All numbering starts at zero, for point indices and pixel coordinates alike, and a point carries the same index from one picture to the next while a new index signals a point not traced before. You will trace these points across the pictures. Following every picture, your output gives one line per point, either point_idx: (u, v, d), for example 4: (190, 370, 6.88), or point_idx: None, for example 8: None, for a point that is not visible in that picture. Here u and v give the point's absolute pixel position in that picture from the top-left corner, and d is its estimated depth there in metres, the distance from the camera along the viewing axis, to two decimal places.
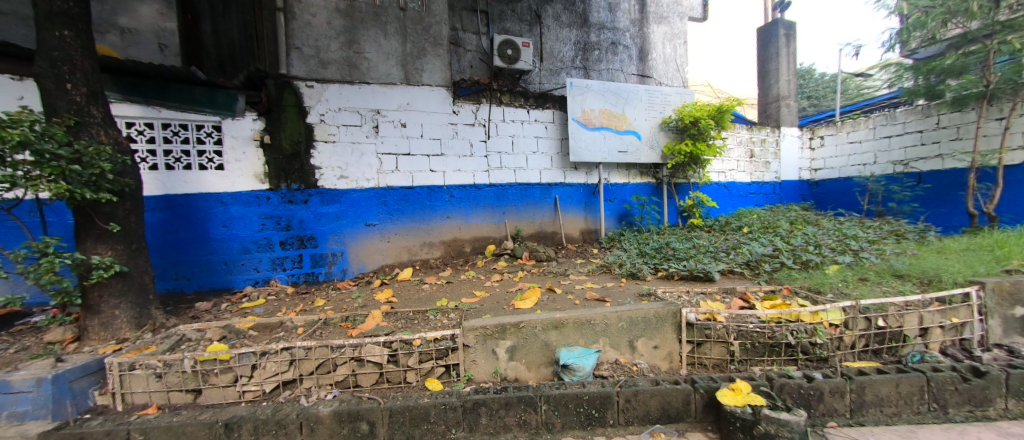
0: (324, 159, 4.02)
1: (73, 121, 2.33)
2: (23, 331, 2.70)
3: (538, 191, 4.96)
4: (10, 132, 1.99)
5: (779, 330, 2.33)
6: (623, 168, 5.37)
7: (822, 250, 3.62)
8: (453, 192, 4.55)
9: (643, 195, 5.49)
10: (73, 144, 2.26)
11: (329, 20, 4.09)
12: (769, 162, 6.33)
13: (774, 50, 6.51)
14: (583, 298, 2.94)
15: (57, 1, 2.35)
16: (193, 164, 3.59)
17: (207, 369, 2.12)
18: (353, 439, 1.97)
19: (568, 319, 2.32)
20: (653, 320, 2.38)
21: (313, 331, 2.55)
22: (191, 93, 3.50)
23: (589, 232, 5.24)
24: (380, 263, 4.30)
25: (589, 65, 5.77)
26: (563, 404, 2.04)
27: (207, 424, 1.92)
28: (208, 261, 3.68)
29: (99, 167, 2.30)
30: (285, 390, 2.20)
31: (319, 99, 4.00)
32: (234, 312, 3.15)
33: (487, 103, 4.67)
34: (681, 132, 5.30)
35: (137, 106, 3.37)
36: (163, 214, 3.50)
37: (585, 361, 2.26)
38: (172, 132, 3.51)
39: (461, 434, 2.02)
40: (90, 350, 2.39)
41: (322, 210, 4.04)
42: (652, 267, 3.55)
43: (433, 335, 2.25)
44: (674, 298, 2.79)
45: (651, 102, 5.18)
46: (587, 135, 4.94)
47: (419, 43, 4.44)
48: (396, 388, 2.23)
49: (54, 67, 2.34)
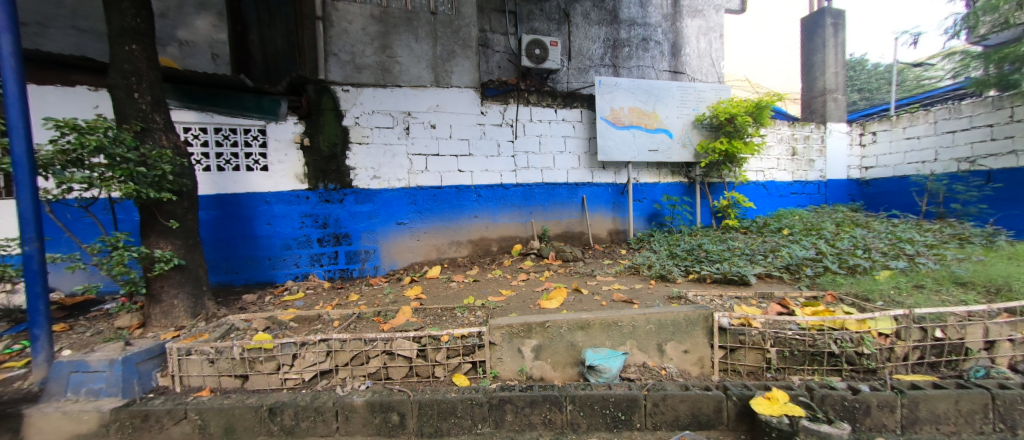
0: (358, 160, 4.19)
1: (140, 127, 2.58)
2: (98, 317, 3.00)
3: (565, 191, 4.94)
4: (88, 138, 2.23)
5: (821, 338, 2.21)
6: (653, 167, 5.24)
7: (871, 254, 3.39)
8: (481, 192, 4.62)
9: (675, 195, 5.33)
10: (139, 148, 2.49)
11: (364, 27, 4.27)
12: (813, 160, 5.98)
13: (820, 41, 6.14)
14: (611, 299, 2.92)
15: (127, 19, 2.60)
16: (241, 165, 3.86)
17: (254, 356, 2.28)
18: (385, 429, 2.06)
19: (594, 320, 2.31)
20: (683, 323, 2.33)
21: (348, 324, 2.68)
22: (240, 99, 3.75)
23: (618, 233, 5.16)
24: (411, 260, 4.44)
25: (619, 63, 5.68)
26: (589, 406, 2.04)
27: (254, 408, 2.06)
28: (254, 256, 3.94)
29: (161, 169, 2.53)
30: (322, 379, 2.32)
31: (354, 103, 4.18)
32: (276, 304, 3.35)
33: (515, 104, 4.70)
34: (716, 129, 5.11)
35: (193, 113, 3.66)
36: (215, 212, 3.79)
37: (612, 364, 2.21)
38: (223, 136, 3.78)
39: (487, 430, 2.06)
40: (153, 335, 2.63)
41: (356, 209, 4.22)
42: (683, 269, 3.46)
43: (461, 332, 2.30)
44: (706, 301, 2.70)
45: (684, 99, 5.03)
46: (616, 134, 4.87)
47: (449, 46, 4.53)
48: (425, 382, 2.29)
49: (125, 78, 2.59)
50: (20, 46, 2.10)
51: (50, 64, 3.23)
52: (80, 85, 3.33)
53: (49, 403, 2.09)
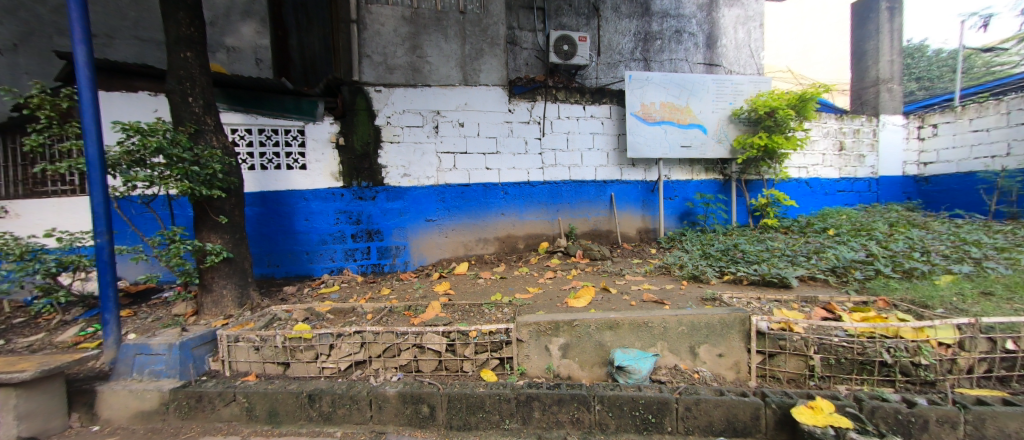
0: (390, 158, 4.32)
1: (193, 129, 2.77)
2: (158, 304, 3.27)
3: (593, 188, 4.87)
4: (150, 139, 2.43)
5: (871, 346, 2.07)
6: (686, 164, 5.07)
7: (930, 258, 3.13)
8: (508, 190, 4.64)
9: (709, 193, 5.14)
10: (193, 148, 2.68)
11: (396, 28, 4.39)
12: (864, 155, 5.59)
13: (873, 27, 5.72)
14: (640, 299, 2.85)
15: (182, 28, 2.79)
16: (282, 164, 4.06)
17: (294, 345, 2.41)
18: (416, 420, 2.12)
19: (623, 319, 2.28)
20: (718, 326, 2.25)
21: (380, 317, 2.77)
22: (281, 101, 3.96)
23: (647, 232, 5.04)
24: (439, 257, 4.53)
25: (651, 57, 5.52)
26: (617, 406, 2.01)
27: (295, 394, 2.17)
28: (294, 250, 4.14)
29: (212, 168, 2.71)
30: (357, 369, 2.42)
31: (386, 103, 4.30)
32: (314, 296, 3.53)
33: (543, 101, 4.68)
34: (755, 124, 4.87)
35: (239, 115, 3.89)
36: (259, 208, 4.02)
37: (642, 365, 2.16)
38: (266, 136, 4.00)
39: (515, 426, 2.07)
40: (205, 322, 2.83)
41: (388, 206, 4.35)
42: (718, 269, 3.34)
43: (489, 328, 2.34)
44: (743, 304, 2.59)
45: (720, 93, 4.82)
46: (647, 130, 4.74)
47: (477, 45, 4.57)
48: (454, 376, 2.34)
49: (180, 84, 2.79)
50: (93, 58, 2.31)
51: (117, 72, 3.53)
52: (141, 91, 3.62)
53: (118, 381, 2.30)
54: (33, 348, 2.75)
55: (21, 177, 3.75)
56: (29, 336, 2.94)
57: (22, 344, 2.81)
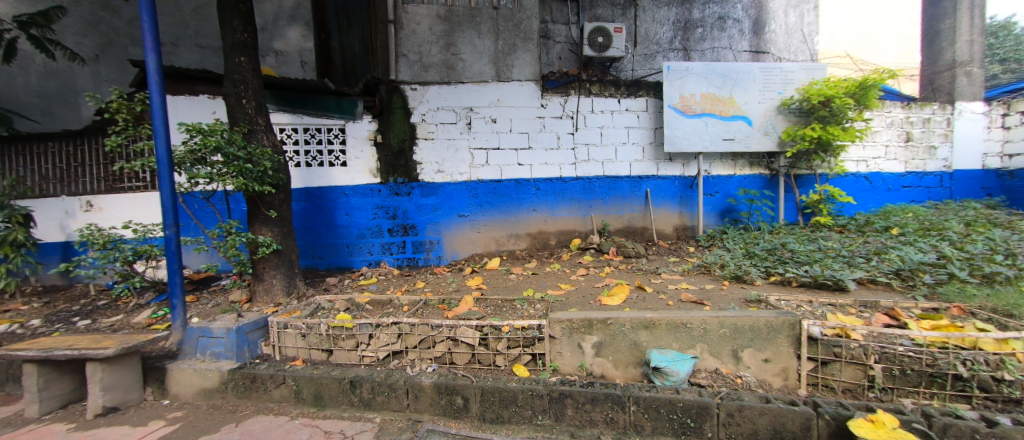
0: (424, 155, 4.42)
1: (246, 129, 2.97)
2: (217, 291, 3.56)
3: (628, 184, 4.74)
4: (210, 139, 2.62)
5: (943, 358, 1.88)
6: (728, 158, 4.82)
7: (1016, 262, 2.79)
8: (540, 186, 4.62)
9: (754, 188, 4.85)
10: (247, 147, 2.86)
11: (431, 26, 4.47)
12: (935, 147, 5.06)
13: (950, 4, 5.22)
14: (678, 299, 2.75)
15: (236, 34, 2.98)
16: (325, 161, 4.27)
17: (337, 334, 2.54)
18: (450, 411, 2.17)
19: (660, 319, 2.21)
20: (764, 330, 2.13)
21: (416, 310, 2.85)
22: (324, 101, 4.15)
23: (685, 229, 4.85)
24: (471, 252, 4.59)
25: (691, 46, 5.27)
26: (653, 409, 1.96)
27: (338, 380, 2.28)
28: (335, 244, 4.35)
29: (264, 166, 2.89)
30: (394, 359, 2.51)
31: (421, 100, 4.41)
32: (354, 288, 3.69)
33: (576, 95, 4.60)
34: (807, 114, 4.53)
35: (287, 115, 4.13)
36: (304, 203, 4.27)
37: (681, 367, 2.09)
38: (310, 135, 4.21)
39: (547, 422, 2.07)
40: (257, 309, 3.05)
41: (422, 201, 4.46)
42: (763, 270, 3.16)
43: (521, 323, 2.34)
44: (792, 308, 2.43)
45: (767, 82, 4.53)
46: (686, 123, 4.55)
47: (510, 40, 4.56)
48: (487, 370, 2.37)
49: (235, 87, 2.99)
50: (162, 64, 2.51)
51: (182, 78, 3.85)
52: (202, 94, 3.91)
53: (185, 360, 2.52)
54: (115, 327, 3.08)
55: (103, 174, 4.18)
56: (112, 317, 3.30)
57: (106, 323, 3.16)
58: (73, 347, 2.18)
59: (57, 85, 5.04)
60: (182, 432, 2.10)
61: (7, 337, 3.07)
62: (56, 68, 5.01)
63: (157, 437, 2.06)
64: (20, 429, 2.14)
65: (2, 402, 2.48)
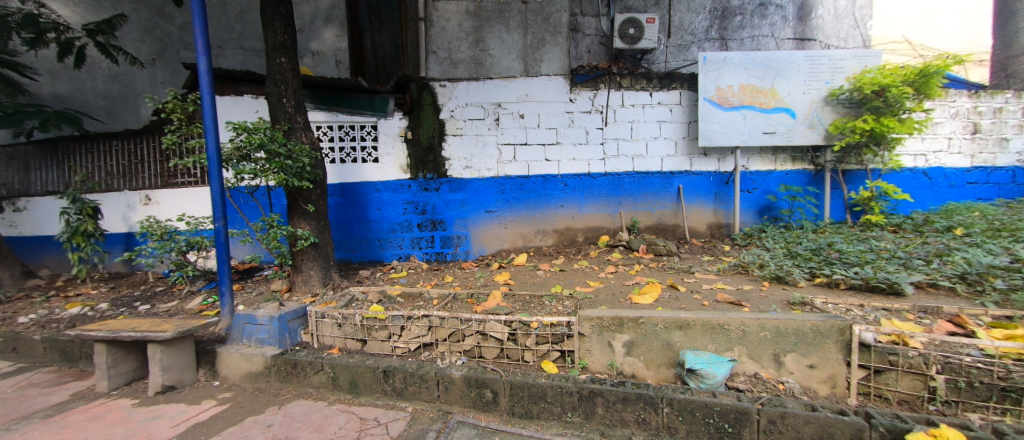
0: (453, 151, 4.48)
1: (286, 127, 3.11)
2: (260, 281, 3.77)
3: (659, 180, 4.60)
4: (254, 136, 2.76)
5: (1019, 371, 1.72)
6: (768, 153, 4.57)
7: None
8: (568, 181, 4.56)
9: (796, 185, 4.58)
10: (287, 144, 3.00)
11: (460, 23, 4.51)
12: (1008, 139, 4.58)
13: None
14: (714, 300, 2.65)
15: (278, 36, 3.11)
16: (358, 158, 4.41)
17: (371, 324, 2.62)
18: (480, 404, 2.19)
19: (695, 320, 2.14)
20: (809, 334, 2.02)
21: (445, 303, 2.90)
22: (358, 99, 4.29)
23: (719, 227, 4.65)
24: (498, 247, 4.61)
25: (728, 35, 4.98)
26: (688, 411, 1.90)
27: (372, 369, 2.36)
28: (368, 237, 4.50)
29: (303, 162, 3.02)
30: (425, 351, 2.56)
31: (450, 97, 4.47)
32: (385, 280, 3.80)
33: (606, 88, 4.50)
34: (857, 105, 4.22)
35: (323, 113, 4.30)
36: (339, 198, 4.44)
37: (717, 370, 2.00)
38: (345, 132, 4.36)
39: (577, 420, 2.06)
40: (297, 298, 3.20)
41: (450, 197, 4.52)
42: (807, 271, 2.99)
43: (550, 320, 2.33)
44: (840, 312, 2.29)
45: (814, 72, 4.25)
46: (723, 116, 4.35)
47: (539, 34, 4.52)
48: (515, 365, 2.38)
49: (277, 86, 3.13)
50: (212, 66, 2.67)
51: (228, 79, 4.07)
52: (246, 94, 4.13)
53: (232, 345, 2.68)
54: (171, 312, 3.33)
55: (160, 170, 4.50)
56: (168, 302, 3.57)
57: (163, 308, 3.42)
58: (137, 330, 2.37)
59: (120, 87, 5.48)
60: (230, 412, 2.24)
61: (80, 318, 3.39)
62: (119, 72, 5.44)
63: (209, 415, 2.20)
64: (92, 403, 2.35)
65: (77, 377, 2.74)
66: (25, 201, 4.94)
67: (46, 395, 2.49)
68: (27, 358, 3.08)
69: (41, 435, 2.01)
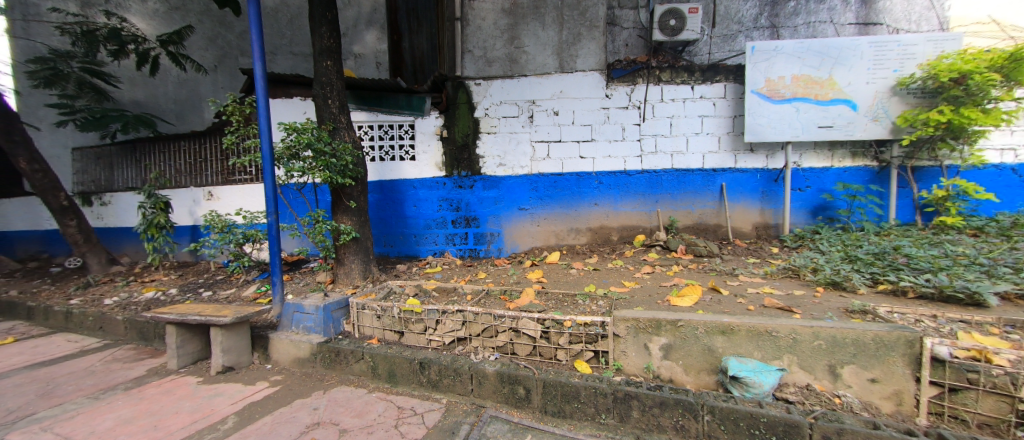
0: (487, 149, 4.53)
1: (331, 127, 3.27)
2: (307, 272, 4.01)
3: (700, 178, 4.40)
4: (303, 136, 2.93)
5: None
6: (824, 149, 4.23)
7: None
8: (603, 179, 4.47)
9: (856, 183, 4.21)
10: (332, 143, 3.15)
11: (496, 21, 4.56)
12: None
13: None
14: (760, 305, 2.50)
15: (324, 40, 3.26)
16: (397, 156, 4.57)
17: (408, 317, 2.71)
18: (513, 400, 2.20)
19: (739, 325, 2.03)
20: (871, 345, 1.86)
21: (479, 299, 2.94)
22: (396, 99, 4.42)
23: (766, 228, 4.39)
24: (531, 245, 4.60)
25: (780, 22, 4.57)
26: (731, 421, 1.81)
27: (409, 360, 2.44)
28: (405, 233, 4.64)
29: (346, 160, 3.17)
30: (458, 345, 2.61)
31: (485, 95, 4.51)
32: (421, 275, 3.91)
33: (644, 83, 4.37)
34: (932, 95, 3.80)
35: (364, 113, 4.48)
36: (378, 195, 4.62)
37: (764, 379, 1.89)
38: (384, 131, 4.54)
39: (611, 422, 2.02)
40: (340, 289, 3.37)
41: (484, 194, 4.56)
42: (868, 277, 2.75)
43: (584, 320, 2.28)
44: (908, 323, 2.09)
45: (878, 59, 3.89)
46: (772, 109, 4.09)
47: (575, 29, 4.46)
48: (548, 363, 2.36)
49: (323, 89, 3.29)
50: (267, 70, 2.84)
51: (280, 82, 4.35)
52: (296, 96, 4.38)
53: (283, 331, 2.86)
54: (229, 299, 3.63)
55: (220, 168, 4.88)
56: (227, 290, 3.88)
57: (223, 295, 3.73)
58: (202, 314, 2.59)
59: (187, 92, 6.02)
60: (281, 393, 2.39)
61: (154, 302, 3.76)
62: (187, 78, 5.98)
63: (263, 395, 2.37)
64: (165, 378, 2.60)
65: (152, 354, 3.04)
66: (110, 195, 5.53)
67: (128, 368, 2.79)
68: (111, 335, 3.45)
69: (124, 405, 2.26)
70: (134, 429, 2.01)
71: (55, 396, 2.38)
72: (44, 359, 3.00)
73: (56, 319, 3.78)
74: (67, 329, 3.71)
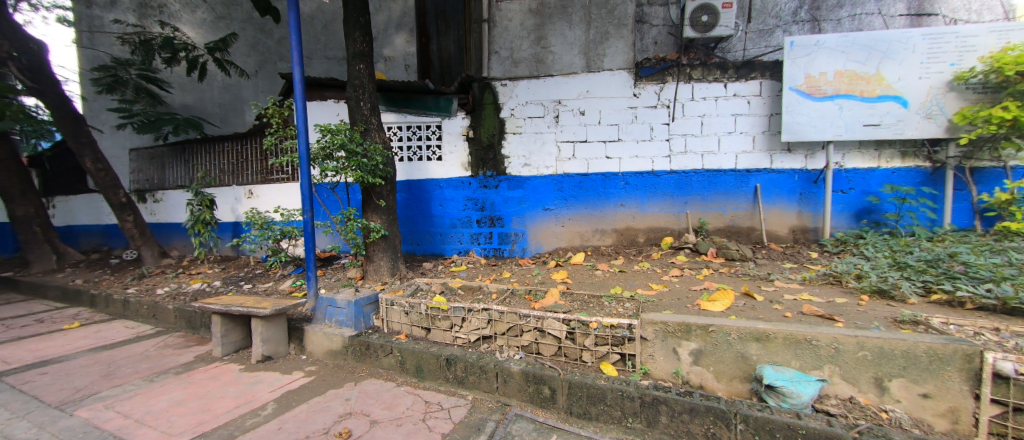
0: (512, 149, 4.55)
1: (363, 128, 3.37)
2: (338, 268, 4.17)
3: (732, 179, 4.25)
4: (337, 137, 3.04)
5: None
6: (869, 149, 3.99)
7: None
8: (629, 179, 4.39)
9: (906, 185, 3.94)
10: (364, 144, 3.25)
11: (523, 21, 4.59)
12: None
13: None
14: (798, 312, 2.39)
15: (357, 44, 3.38)
16: (424, 156, 4.67)
17: (435, 314, 2.76)
18: (538, 399, 2.21)
19: (775, 332, 1.95)
20: (923, 358, 1.75)
21: (504, 298, 2.96)
22: (424, 101, 4.52)
23: (804, 231, 4.18)
24: (555, 246, 4.58)
25: (822, 15, 4.34)
26: (766, 431, 1.74)
27: (435, 356, 2.48)
28: (431, 232, 4.73)
29: (376, 160, 3.27)
30: (484, 343, 2.63)
31: (511, 96, 4.53)
32: (447, 273, 3.97)
33: (674, 81, 4.26)
34: (994, 90, 3.50)
35: (394, 114, 4.60)
36: (406, 194, 4.73)
37: (803, 389, 1.80)
38: (412, 132, 4.64)
39: (638, 426, 1.98)
40: (369, 285, 3.48)
41: (509, 194, 4.59)
42: (919, 286, 2.58)
43: (611, 321, 2.26)
44: (965, 336, 1.94)
45: (932, 53, 3.63)
46: (813, 107, 3.89)
47: (603, 28, 4.41)
48: (573, 364, 2.35)
49: (355, 91, 3.41)
50: (304, 74, 2.97)
51: (316, 85, 4.54)
52: (330, 99, 4.56)
53: (316, 324, 2.98)
54: (268, 291, 3.83)
55: (260, 168, 5.14)
56: (266, 283, 4.09)
57: (262, 288, 3.93)
58: (244, 305, 2.74)
59: (230, 96, 6.41)
60: (316, 383, 2.50)
61: (200, 293, 4.02)
62: (231, 83, 6.37)
63: (299, 384, 2.48)
64: (211, 364, 2.78)
65: (199, 342, 3.24)
66: (162, 193, 5.93)
67: (178, 354, 2.99)
68: (163, 323, 3.71)
69: (175, 388, 2.42)
70: (184, 410, 2.15)
71: (116, 378, 2.58)
72: (105, 343, 3.26)
73: (115, 307, 4.09)
74: (124, 316, 4.01)
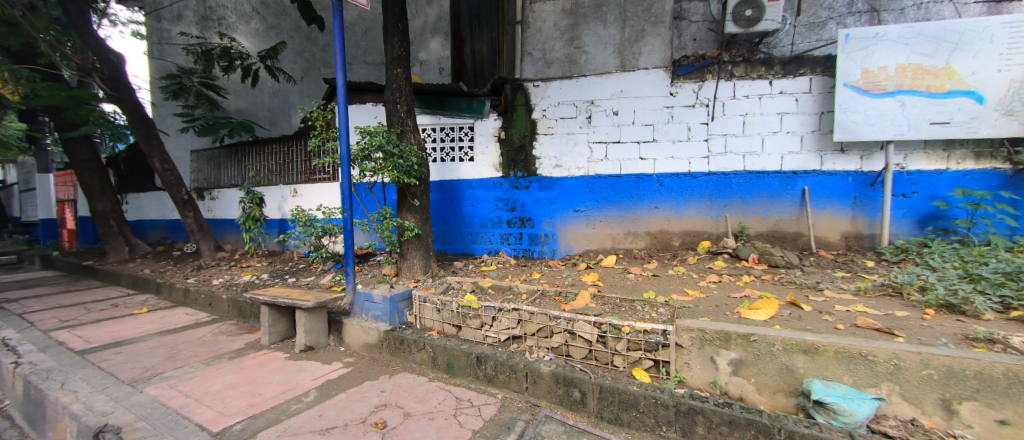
0: (544, 150, 4.55)
1: (399, 130, 3.49)
2: (375, 264, 4.33)
3: (777, 181, 4.02)
4: (375, 139, 3.16)
5: None
6: (937, 149, 3.65)
7: None
8: (664, 181, 4.26)
9: (980, 189, 3.57)
10: (400, 145, 3.36)
11: (556, 22, 4.57)
12: None
13: None
14: (851, 324, 2.22)
15: (395, 49, 3.50)
16: (457, 157, 4.75)
17: (465, 312, 2.80)
18: (568, 402, 2.18)
19: (825, 344, 1.83)
20: (1001, 381, 1.57)
21: (534, 299, 2.96)
22: (458, 102, 4.60)
23: (858, 238, 3.89)
24: (586, 247, 4.52)
25: (882, 5, 4.01)
26: None
27: (466, 354, 2.52)
28: (462, 232, 4.81)
29: (412, 161, 3.37)
30: (514, 343, 2.64)
31: (543, 96, 4.53)
32: (477, 273, 4.02)
33: (714, 79, 4.09)
34: None
35: (428, 116, 4.72)
36: (439, 194, 4.84)
37: (857, 407, 1.65)
38: (445, 133, 4.73)
39: (673, 435, 1.92)
40: (403, 282, 3.58)
41: (540, 195, 4.58)
42: (996, 301, 2.33)
43: (644, 326, 2.19)
44: None
45: (1013, 43, 3.28)
46: (870, 104, 3.61)
47: (638, 26, 4.31)
48: (604, 368, 2.30)
49: (393, 95, 3.53)
50: (346, 78, 3.10)
51: (356, 89, 4.74)
52: (369, 102, 4.75)
53: (354, 318, 3.11)
54: (310, 285, 4.04)
55: (304, 168, 5.43)
56: (308, 277, 4.32)
57: (305, 282, 4.16)
58: (289, 297, 2.90)
59: (279, 101, 6.86)
60: (353, 374, 2.61)
61: (250, 284, 4.30)
62: (280, 88, 6.83)
63: (338, 374, 2.60)
64: (259, 351, 2.97)
65: (248, 330, 3.47)
66: (217, 191, 6.39)
67: (231, 341, 3.21)
68: (217, 311, 4.00)
69: (228, 371, 2.61)
70: (237, 393, 2.31)
71: (178, 360, 2.82)
72: (168, 327, 3.57)
73: (177, 295, 4.46)
74: (184, 303, 4.36)
